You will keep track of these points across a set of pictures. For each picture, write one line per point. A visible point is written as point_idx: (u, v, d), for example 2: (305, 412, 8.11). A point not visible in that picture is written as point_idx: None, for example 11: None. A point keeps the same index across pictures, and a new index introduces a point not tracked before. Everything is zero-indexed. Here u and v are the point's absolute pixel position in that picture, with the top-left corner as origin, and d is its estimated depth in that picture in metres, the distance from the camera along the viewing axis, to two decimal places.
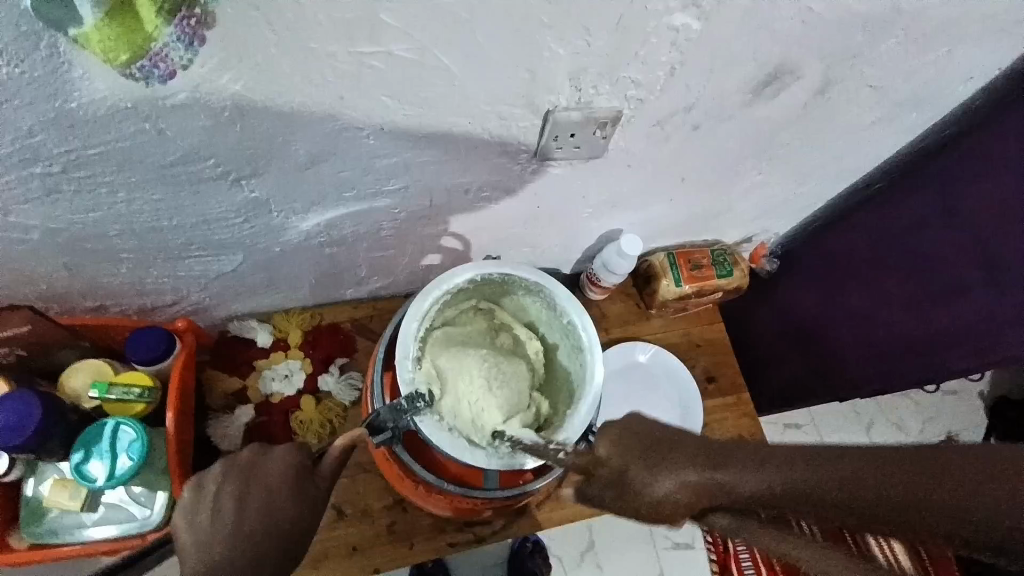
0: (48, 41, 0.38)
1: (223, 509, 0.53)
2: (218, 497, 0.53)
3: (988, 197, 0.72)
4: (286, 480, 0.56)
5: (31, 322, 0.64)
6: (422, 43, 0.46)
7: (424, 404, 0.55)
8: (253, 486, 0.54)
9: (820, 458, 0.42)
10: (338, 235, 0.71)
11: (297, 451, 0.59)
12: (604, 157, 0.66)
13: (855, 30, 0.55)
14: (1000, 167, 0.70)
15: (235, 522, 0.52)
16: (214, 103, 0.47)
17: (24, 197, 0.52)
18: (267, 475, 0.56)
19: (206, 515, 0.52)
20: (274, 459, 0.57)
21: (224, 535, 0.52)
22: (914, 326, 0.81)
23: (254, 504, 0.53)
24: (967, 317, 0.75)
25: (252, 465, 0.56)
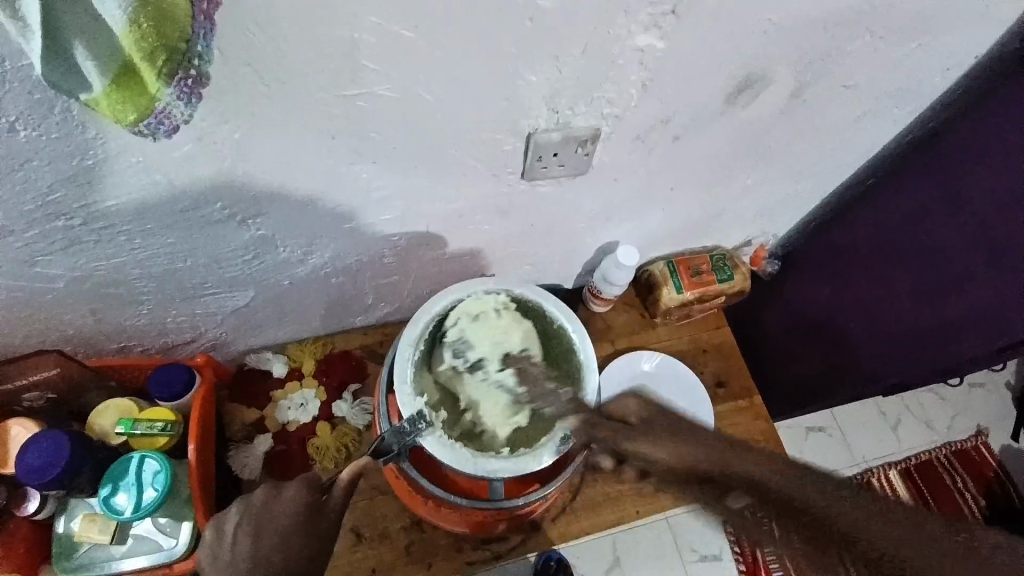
0: (63, 106, 0.42)
1: (240, 546, 0.60)
2: (237, 536, 0.61)
3: (986, 184, 0.71)
4: (297, 517, 0.62)
5: (59, 364, 0.68)
6: (403, 82, 0.49)
7: (425, 424, 0.57)
8: (267, 523, 0.61)
9: None
10: (343, 265, 0.74)
11: (308, 486, 0.64)
12: (590, 172, 0.69)
13: (818, 34, 0.57)
14: (996, 156, 0.69)
15: (252, 556, 0.60)
16: (217, 150, 0.50)
17: (50, 249, 0.56)
18: (278, 515, 0.61)
19: (226, 553, 0.60)
20: (287, 496, 0.63)
21: (241, 568, 0.59)
22: (922, 314, 0.82)
23: (267, 541, 0.60)
24: (971, 306, 0.76)
25: (267, 505, 0.62)
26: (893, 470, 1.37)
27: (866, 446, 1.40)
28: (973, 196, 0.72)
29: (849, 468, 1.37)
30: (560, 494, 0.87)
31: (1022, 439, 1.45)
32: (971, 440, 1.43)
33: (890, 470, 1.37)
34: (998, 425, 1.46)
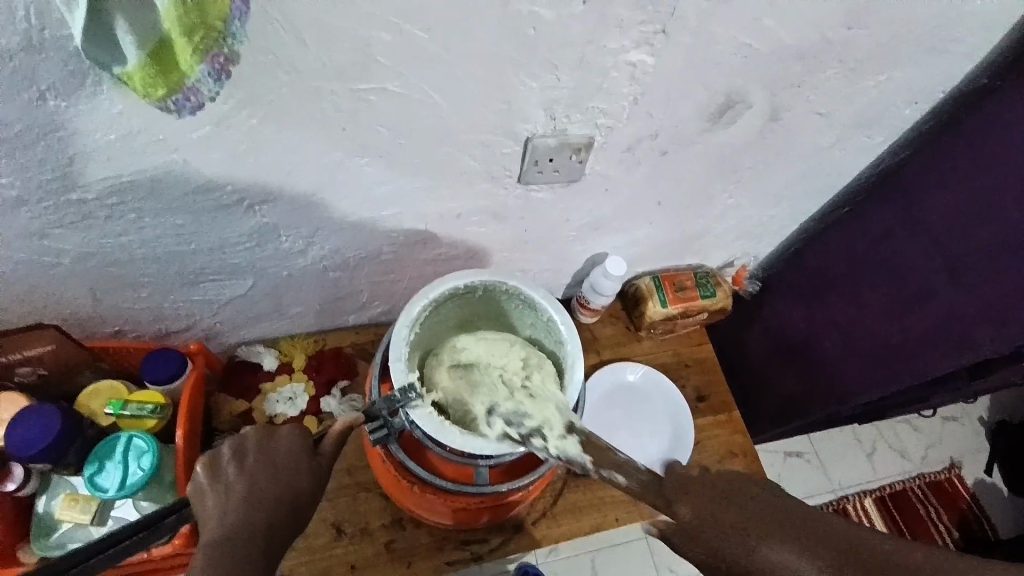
0: (94, 79, 0.45)
1: (235, 485, 0.56)
2: (228, 475, 0.56)
3: (945, 203, 0.76)
4: (295, 459, 0.59)
5: (54, 341, 0.69)
6: (412, 81, 0.53)
7: (416, 394, 0.58)
8: (264, 461, 0.57)
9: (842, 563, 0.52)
10: (341, 259, 0.77)
11: (300, 431, 0.61)
12: (583, 181, 0.73)
13: (794, 61, 0.63)
14: (955, 181, 0.75)
15: (248, 492, 0.55)
16: (234, 134, 0.53)
17: (60, 222, 0.58)
18: (276, 451, 0.59)
19: (218, 493, 0.55)
20: (281, 439, 0.60)
21: (235, 503, 0.54)
22: (896, 331, 0.84)
23: (263, 475, 0.57)
24: (941, 320, 0.78)
25: (262, 445, 0.59)
26: (867, 498, 1.39)
27: (843, 472, 1.42)
28: (934, 218, 0.77)
29: (826, 494, 1.39)
30: (542, 497, 0.87)
31: (994, 473, 1.48)
32: (944, 472, 1.45)
33: (865, 497, 1.39)
34: (971, 459, 1.49)
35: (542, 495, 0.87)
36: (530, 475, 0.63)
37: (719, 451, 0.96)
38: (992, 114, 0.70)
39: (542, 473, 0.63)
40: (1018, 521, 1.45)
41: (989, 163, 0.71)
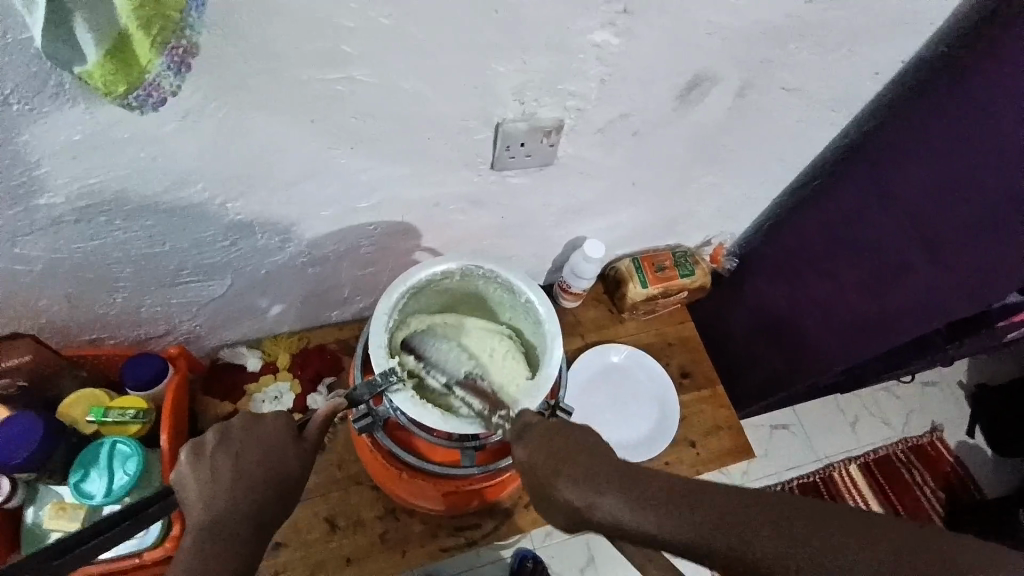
0: (56, 79, 0.45)
1: (222, 468, 0.55)
2: (214, 460, 0.55)
3: (911, 175, 0.77)
4: (281, 443, 0.59)
5: (32, 350, 0.68)
6: (380, 69, 0.53)
7: (397, 378, 0.58)
8: (250, 446, 0.57)
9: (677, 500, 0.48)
10: (320, 254, 0.76)
11: (287, 416, 0.61)
12: (557, 164, 0.73)
13: (757, 36, 0.64)
14: (922, 153, 0.76)
15: (236, 476, 0.55)
16: (203, 130, 0.53)
17: (30, 228, 0.57)
18: (262, 435, 0.58)
19: (204, 478, 0.54)
20: (267, 424, 0.59)
21: (224, 488, 0.54)
22: (873, 303, 0.86)
23: (250, 459, 0.56)
24: (919, 291, 0.79)
25: (247, 430, 0.58)
26: (853, 465, 1.43)
27: (829, 442, 1.45)
28: (905, 189, 0.78)
29: (813, 464, 1.42)
30: None
31: (975, 435, 1.52)
32: (927, 435, 1.49)
33: (851, 464, 1.43)
34: (952, 423, 1.53)
35: None
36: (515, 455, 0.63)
37: (706, 425, 0.97)
38: (957, 88, 0.71)
39: None
40: (999, 480, 1.50)
41: (954, 138, 0.72)
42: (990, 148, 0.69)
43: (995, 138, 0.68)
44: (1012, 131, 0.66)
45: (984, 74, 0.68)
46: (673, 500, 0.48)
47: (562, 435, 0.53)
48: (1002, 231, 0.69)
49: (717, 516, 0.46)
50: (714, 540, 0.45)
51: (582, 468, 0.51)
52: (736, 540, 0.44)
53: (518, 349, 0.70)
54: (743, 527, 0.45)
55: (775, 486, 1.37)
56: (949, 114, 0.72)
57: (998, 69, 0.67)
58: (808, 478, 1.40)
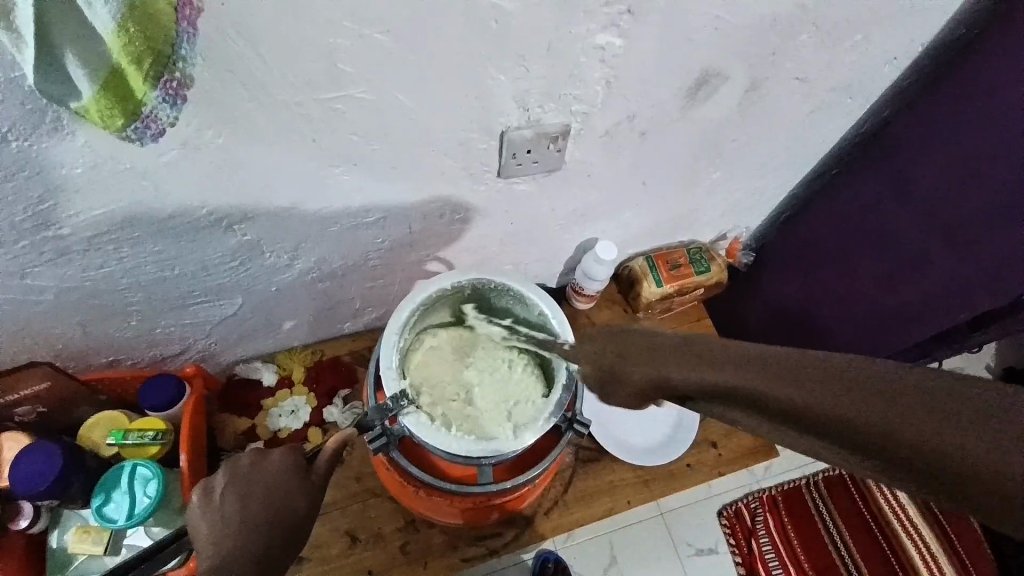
0: (53, 115, 0.44)
1: (229, 509, 0.56)
2: (222, 498, 0.56)
3: (937, 164, 0.74)
4: (285, 480, 0.59)
5: (48, 377, 0.69)
6: (378, 86, 0.52)
7: (408, 402, 0.58)
8: (255, 484, 0.57)
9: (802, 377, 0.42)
10: (328, 270, 0.76)
11: (293, 452, 0.62)
12: (564, 169, 0.72)
13: (768, 29, 0.61)
14: (936, 137, 0.73)
15: (240, 515, 0.55)
16: (203, 155, 0.52)
17: (38, 260, 0.58)
18: (268, 475, 0.58)
19: (212, 520, 0.55)
20: (274, 460, 0.60)
21: (232, 529, 0.55)
22: (889, 295, 0.84)
23: (255, 496, 0.57)
24: (936, 286, 0.77)
25: (253, 467, 0.59)
26: None
27: None
28: (921, 177, 0.76)
29: None
30: (552, 487, 0.88)
31: None
32: None
33: None
34: None
35: (552, 486, 0.88)
36: (530, 472, 0.63)
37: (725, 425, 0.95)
38: (992, 72, 0.67)
39: (543, 467, 0.63)
40: None
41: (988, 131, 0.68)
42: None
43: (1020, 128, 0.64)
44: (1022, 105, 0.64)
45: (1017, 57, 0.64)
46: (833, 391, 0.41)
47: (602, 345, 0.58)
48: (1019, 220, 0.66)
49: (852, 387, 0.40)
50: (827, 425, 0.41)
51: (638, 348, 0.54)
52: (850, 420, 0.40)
53: (531, 361, 0.69)
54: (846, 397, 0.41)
55: None
56: (985, 105, 0.68)
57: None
58: None
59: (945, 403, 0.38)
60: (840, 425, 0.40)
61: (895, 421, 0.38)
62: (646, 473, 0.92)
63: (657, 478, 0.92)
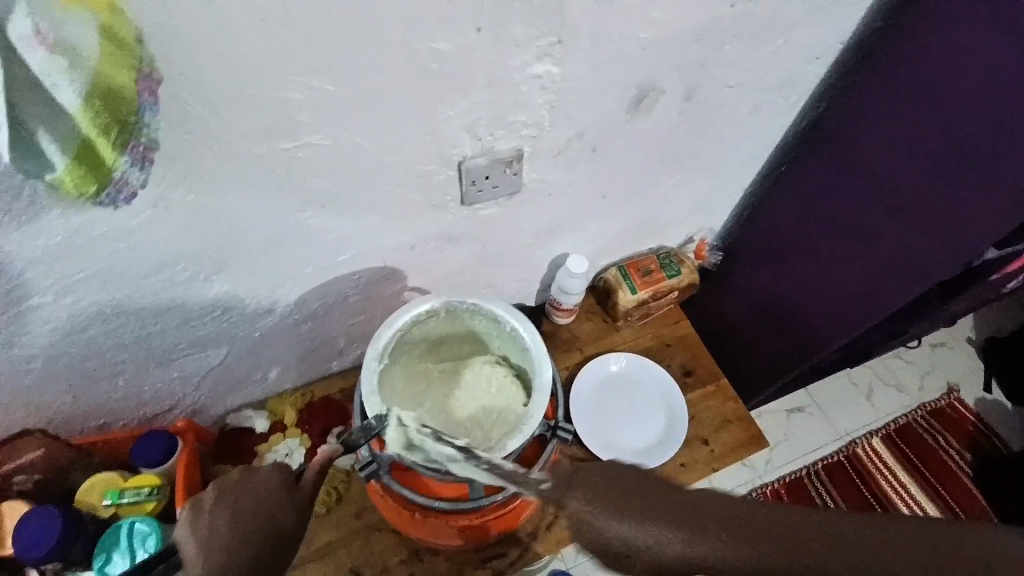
0: (30, 189, 0.47)
1: (218, 523, 0.56)
2: (212, 513, 0.57)
3: (875, 147, 0.79)
4: (275, 491, 0.61)
5: (43, 444, 0.71)
6: (336, 131, 0.56)
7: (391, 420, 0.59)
8: (243, 492, 0.59)
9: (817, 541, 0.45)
10: (309, 309, 0.78)
11: (280, 469, 0.63)
12: (525, 190, 0.76)
13: (693, 43, 0.66)
14: (867, 120, 0.79)
15: (231, 522, 0.56)
16: (175, 212, 0.55)
17: (25, 329, 0.60)
18: (258, 489, 0.60)
19: (201, 535, 0.55)
20: (262, 476, 0.61)
21: (222, 544, 0.55)
22: (860, 274, 0.86)
23: (247, 504, 0.58)
24: (896, 264, 0.81)
25: (243, 484, 0.60)
26: (875, 437, 1.42)
27: (847, 418, 1.43)
28: (862, 155, 0.81)
29: (835, 442, 1.41)
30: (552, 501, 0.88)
31: (992, 389, 1.51)
32: (944, 397, 1.48)
33: (872, 437, 1.42)
34: (969, 379, 1.52)
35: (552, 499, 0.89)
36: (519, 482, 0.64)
37: (714, 421, 0.97)
38: (902, 54, 0.72)
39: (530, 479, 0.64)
40: None
41: (922, 120, 0.72)
42: (967, 134, 0.68)
43: (947, 100, 0.69)
44: (940, 76, 0.69)
45: (924, 41, 0.70)
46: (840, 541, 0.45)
47: (608, 486, 0.50)
48: (961, 182, 0.70)
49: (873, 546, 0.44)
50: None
51: (623, 499, 0.49)
52: (854, 565, 0.44)
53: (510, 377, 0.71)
54: (836, 545, 0.44)
55: (799, 470, 1.36)
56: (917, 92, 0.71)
57: (948, 34, 0.67)
58: (832, 458, 1.38)
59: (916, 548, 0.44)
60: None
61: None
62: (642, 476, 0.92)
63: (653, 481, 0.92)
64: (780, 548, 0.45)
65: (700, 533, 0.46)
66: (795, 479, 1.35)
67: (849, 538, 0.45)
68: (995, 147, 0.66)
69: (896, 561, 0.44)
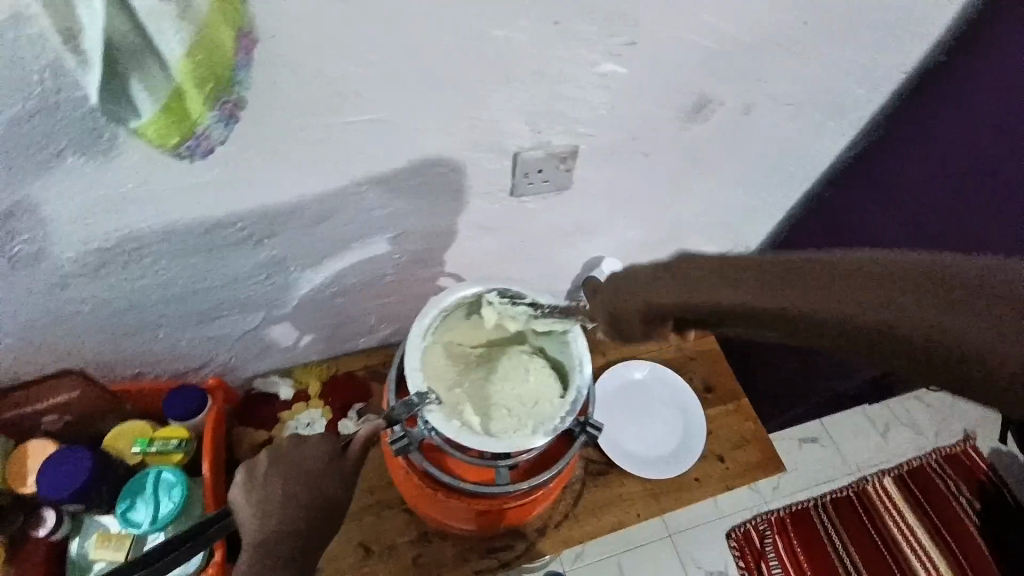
0: (110, 133, 0.49)
1: (272, 490, 0.60)
2: (266, 478, 0.60)
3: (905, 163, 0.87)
4: (325, 461, 0.62)
5: (78, 386, 0.74)
6: (404, 109, 0.57)
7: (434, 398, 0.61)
8: (296, 463, 0.61)
9: (842, 274, 0.50)
10: (348, 284, 0.80)
11: (329, 439, 0.64)
12: (572, 188, 0.76)
13: (759, 58, 0.66)
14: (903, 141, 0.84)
15: (286, 487, 0.60)
16: (240, 174, 0.57)
17: (82, 271, 0.61)
18: (309, 462, 0.62)
19: (256, 501, 0.59)
20: (312, 447, 0.63)
21: (274, 509, 0.59)
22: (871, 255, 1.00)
23: (298, 476, 0.61)
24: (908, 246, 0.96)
25: (295, 453, 0.62)
26: (886, 476, 1.40)
27: (859, 453, 1.42)
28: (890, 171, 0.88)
29: (845, 476, 1.39)
30: (562, 500, 0.89)
31: (1008, 441, 1.49)
32: (959, 443, 1.46)
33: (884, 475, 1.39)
34: (985, 428, 1.50)
35: (562, 497, 0.89)
36: (548, 472, 0.65)
37: (732, 439, 0.97)
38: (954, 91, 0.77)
39: (559, 470, 0.65)
40: None
41: (932, 141, 0.83)
42: (977, 144, 0.80)
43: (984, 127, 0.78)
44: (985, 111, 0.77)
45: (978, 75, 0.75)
46: (835, 276, 0.51)
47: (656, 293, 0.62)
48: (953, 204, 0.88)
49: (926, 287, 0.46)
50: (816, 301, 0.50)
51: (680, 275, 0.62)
52: (832, 296, 0.49)
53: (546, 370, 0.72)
54: (812, 278, 0.52)
55: (806, 500, 1.34)
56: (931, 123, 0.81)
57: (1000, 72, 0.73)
58: (841, 492, 1.37)
59: (915, 285, 0.46)
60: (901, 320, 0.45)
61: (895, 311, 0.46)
62: (654, 485, 0.92)
63: (666, 492, 0.91)
64: (825, 283, 0.50)
65: (746, 285, 0.55)
66: (801, 508, 1.33)
67: (846, 276, 0.50)
68: (1002, 149, 0.78)
69: (911, 300, 0.45)
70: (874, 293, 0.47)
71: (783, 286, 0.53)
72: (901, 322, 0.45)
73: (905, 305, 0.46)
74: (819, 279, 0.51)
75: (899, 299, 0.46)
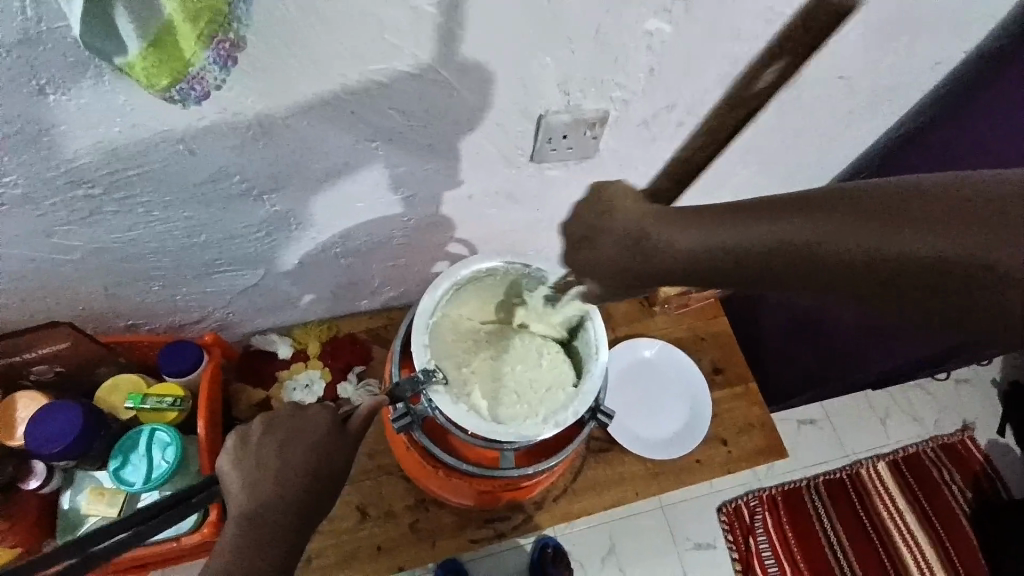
0: (95, 70, 0.43)
1: (266, 456, 0.58)
2: (260, 445, 0.59)
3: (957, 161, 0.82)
4: (323, 432, 0.60)
5: (71, 338, 0.69)
6: (424, 60, 0.51)
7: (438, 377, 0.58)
8: (291, 430, 0.60)
9: (814, 210, 0.42)
10: (353, 245, 0.76)
11: (329, 410, 0.63)
12: (597, 157, 0.71)
13: (819, 23, 0.60)
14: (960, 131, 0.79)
15: (280, 456, 0.58)
16: (241, 123, 0.52)
17: (70, 218, 0.57)
18: (306, 431, 0.60)
19: (247, 466, 0.57)
20: (312, 417, 0.61)
21: (268, 477, 0.57)
22: None
23: (293, 444, 0.59)
24: None
25: (294, 420, 0.61)
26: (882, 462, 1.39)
27: (858, 439, 1.40)
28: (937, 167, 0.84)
29: (841, 460, 1.38)
30: (562, 475, 0.87)
31: (1006, 434, 1.49)
32: (958, 434, 1.46)
33: (880, 462, 1.39)
34: (986, 421, 1.49)
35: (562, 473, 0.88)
36: (553, 458, 0.62)
37: (737, 423, 0.95)
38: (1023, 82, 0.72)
39: (566, 456, 0.62)
40: None
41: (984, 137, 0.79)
42: None
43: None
44: None
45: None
46: (800, 209, 0.43)
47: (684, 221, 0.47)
48: None
49: (923, 209, 0.38)
50: (784, 241, 0.43)
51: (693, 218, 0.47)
52: (800, 232, 0.42)
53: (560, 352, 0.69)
54: (805, 212, 0.42)
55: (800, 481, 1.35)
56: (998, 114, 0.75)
57: None
58: (836, 475, 1.37)
59: (892, 212, 0.39)
60: (891, 258, 0.39)
61: (894, 244, 0.39)
62: (656, 465, 0.91)
63: (668, 471, 0.90)
64: (815, 220, 0.42)
65: (724, 226, 0.45)
66: (795, 488, 1.34)
67: (810, 212, 0.42)
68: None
69: (883, 228, 0.39)
70: (819, 223, 0.42)
71: (742, 225, 0.45)
72: (897, 258, 0.39)
73: (904, 235, 0.38)
74: (837, 210, 0.41)
75: (899, 233, 0.38)
